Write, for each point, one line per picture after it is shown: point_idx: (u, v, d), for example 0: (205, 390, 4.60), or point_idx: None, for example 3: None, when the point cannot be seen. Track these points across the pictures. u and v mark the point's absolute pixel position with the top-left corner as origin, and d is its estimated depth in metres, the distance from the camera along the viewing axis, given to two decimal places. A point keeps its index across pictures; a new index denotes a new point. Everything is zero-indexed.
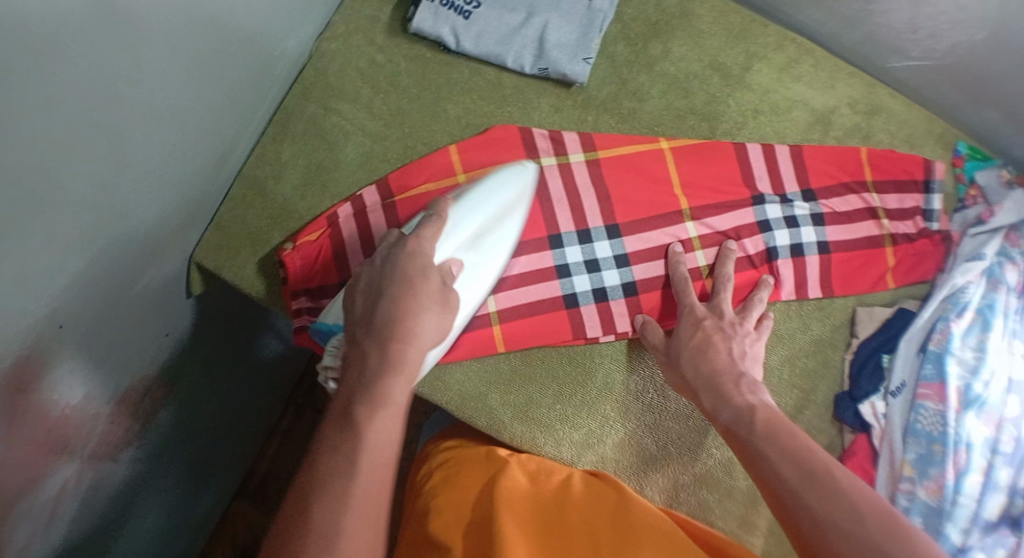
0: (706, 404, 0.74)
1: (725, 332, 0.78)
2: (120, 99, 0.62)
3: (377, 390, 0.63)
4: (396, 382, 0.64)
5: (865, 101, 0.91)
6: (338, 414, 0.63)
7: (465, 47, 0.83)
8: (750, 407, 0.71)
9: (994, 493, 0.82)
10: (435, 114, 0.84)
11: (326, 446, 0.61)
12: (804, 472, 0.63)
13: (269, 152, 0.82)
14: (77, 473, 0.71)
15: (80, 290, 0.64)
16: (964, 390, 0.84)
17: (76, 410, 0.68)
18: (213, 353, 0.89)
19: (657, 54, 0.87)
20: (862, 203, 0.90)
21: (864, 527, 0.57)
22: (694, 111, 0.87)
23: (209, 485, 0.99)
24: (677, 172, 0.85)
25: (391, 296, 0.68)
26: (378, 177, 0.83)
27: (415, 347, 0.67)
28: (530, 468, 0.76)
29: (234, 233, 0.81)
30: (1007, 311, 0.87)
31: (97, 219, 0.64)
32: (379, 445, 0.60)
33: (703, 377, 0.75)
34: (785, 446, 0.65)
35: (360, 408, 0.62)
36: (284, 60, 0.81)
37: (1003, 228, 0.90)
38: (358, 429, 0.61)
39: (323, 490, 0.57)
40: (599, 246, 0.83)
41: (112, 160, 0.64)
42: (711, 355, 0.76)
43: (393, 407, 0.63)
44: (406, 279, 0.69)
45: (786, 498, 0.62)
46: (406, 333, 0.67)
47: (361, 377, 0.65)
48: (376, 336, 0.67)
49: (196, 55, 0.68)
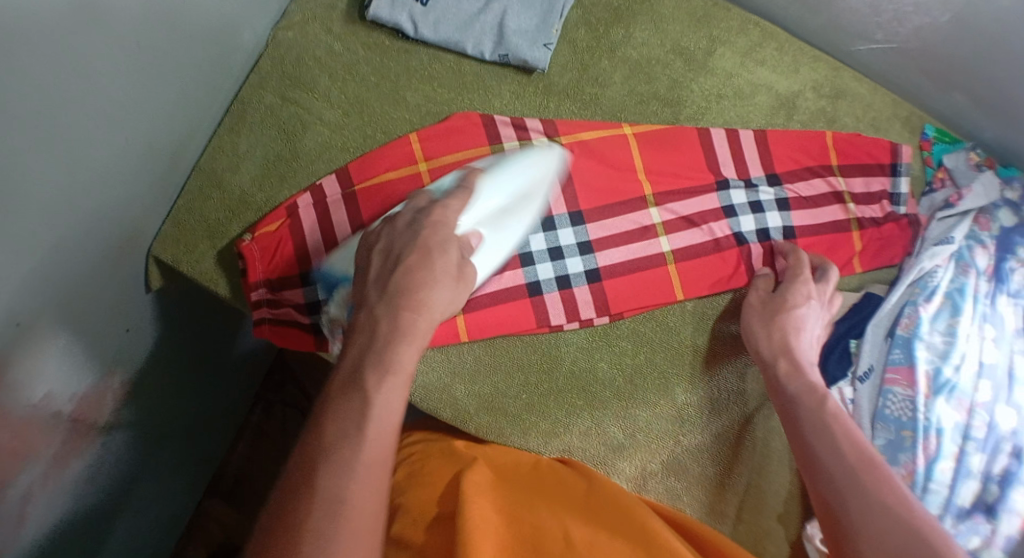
0: (780, 369, 0.77)
1: (812, 308, 0.80)
2: (69, 91, 0.61)
3: (388, 357, 0.62)
4: (403, 351, 0.63)
5: (830, 84, 0.90)
6: (344, 380, 0.61)
7: (423, 34, 0.82)
8: (816, 389, 0.74)
9: (967, 480, 0.81)
10: (395, 102, 0.83)
11: (332, 411, 0.59)
12: (862, 456, 0.66)
13: (227, 143, 0.81)
14: (42, 474, 0.69)
15: (38, 288, 0.63)
16: (933, 375, 0.83)
17: (37, 410, 0.66)
18: (176, 349, 0.87)
19: (619, 39, 0.86)
20: (827, 187, 0.89)
21: (917, 519, 0.60)
22: (657, 97, 0.86)
23: (179, 483, 0.98)
24: (640, 158, 0.84)
25: (409, 263, 0.67)
26: (335, 167, 0.81)
27: (425, 317, 0.66)
28: (498, 460, 0.76)
29: (191, 225, 0.79)
30: (976, 295, 0.86)
31: (52, 214, 0.62)
32: (387, 414, 0.59)
33: (780, 345, 0.78)
34: (847, 431, 0.69)
35: (369, 375, 0.61)
36: (241, 48, 0.80)
37: (973, 210, 0.90)
38: (366, 395, 0.60)
39: (333, 457, 0.56)
40: (563, 234, 0.82)
41: (64, 154, 0.62)
42: (795, 333, 0.78)
43: (399, 376, 0.61)
44: (433, 252, 0.68)
45: (841, 484, 0.65)
46: (419, 301, 0.66)
47: (368, 342, 0.63)
48: (386, 323, 0.64)
49: (148, 45, 0.67)
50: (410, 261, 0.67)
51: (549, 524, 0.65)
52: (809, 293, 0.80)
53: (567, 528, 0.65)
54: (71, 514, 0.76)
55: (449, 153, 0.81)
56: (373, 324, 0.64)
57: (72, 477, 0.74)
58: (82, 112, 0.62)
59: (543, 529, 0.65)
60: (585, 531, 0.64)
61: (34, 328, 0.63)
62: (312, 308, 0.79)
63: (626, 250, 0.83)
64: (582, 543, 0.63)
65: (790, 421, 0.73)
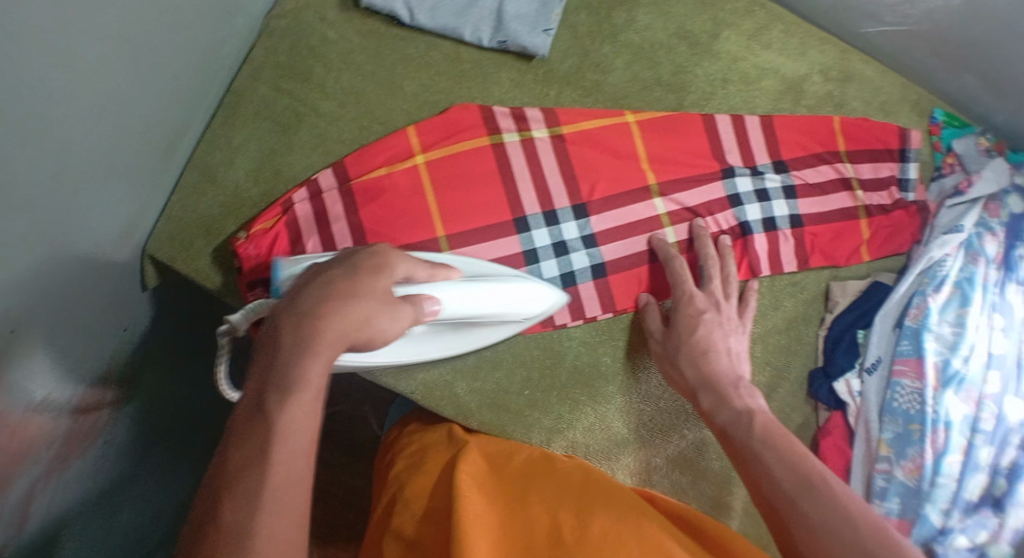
0: (703, 404, 0.73)
1: (723, 326, 0.77)
2: (60, 98, 0.59)
3: (292, 373, 0.53)
4: (316, 360, 0.54)
5: (838, 67, 0.88)
6: (250, 405, 0.54)
7: (419, 21, 0.80)
8: (748, 410, 0.69)
9: (974, 473, 0.80)
10: (391, 91, 0.81)
11: (237, 437, 0.53)
12: (800, 481, 0.60)
13: (220, 137, 0.79)
14: (43, 475, 0.68)
15: (35, 299, 0.61)
16: (942, 366, 0.82)
17: (37, 411, 0.64)
18: (173, 346, 0.85)
19: (621, 23, 0.84)
20: (835, 173, 0.87)
21: (861, 538, 0.55)
22: (660, 82, 0.84)
23: (185, 475, 0.97)
24: (643, 147, 0.82)
25: (341, 283, 0.58)
26: (333, 161, 0.80)
27: (346, 328, 0.56)
28: (490, 450, 0.74)
29: (185, 222, 0.77)
30: (986, 284, 0.84)
31: (46, 221, 0.61)
32: (301, 434, 0.52)
33: (702, 376, 0.74)
34: (781, 451, 0.63)
35: (271, 398, 0.53)
36: (233, 39, 0.78)
37: (983, 196, 0.88)
38: (272, 418, 0.52)
39: (239, 497, 0.50)
40: (566, 227, 0.80)
41: (54, 161, 0.60)
42: (711, 356, 0.75)
43: (309, 391, 0.53)
44: (363, 269, 0.59)
45: (781, 506, 0.60)
46: (349, 307, 0.57)
47: (279, 351, 0.55)
48: (294, 328, 0.55)
49: (138, 44, 0.65)
50: (331, 277, 0.58)
51: (540, 519, 0.65)
52: (704, 304, 0.78)
53: (558, 524, 0.64)
54: (73, 515, 0.75)
55: (447, 143, 0.80)
56: (276, 336, 0.56)
57: (75, 476, 0.74)
58: (70, 114, 0.60)
59: (534, 527, 0.64)
60: (575, 524, 0.63)
61: (32, 338, 0.62)
62: None
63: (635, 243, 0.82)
64: (572, 538, 0.61)
65: (727, 451, 0.68)
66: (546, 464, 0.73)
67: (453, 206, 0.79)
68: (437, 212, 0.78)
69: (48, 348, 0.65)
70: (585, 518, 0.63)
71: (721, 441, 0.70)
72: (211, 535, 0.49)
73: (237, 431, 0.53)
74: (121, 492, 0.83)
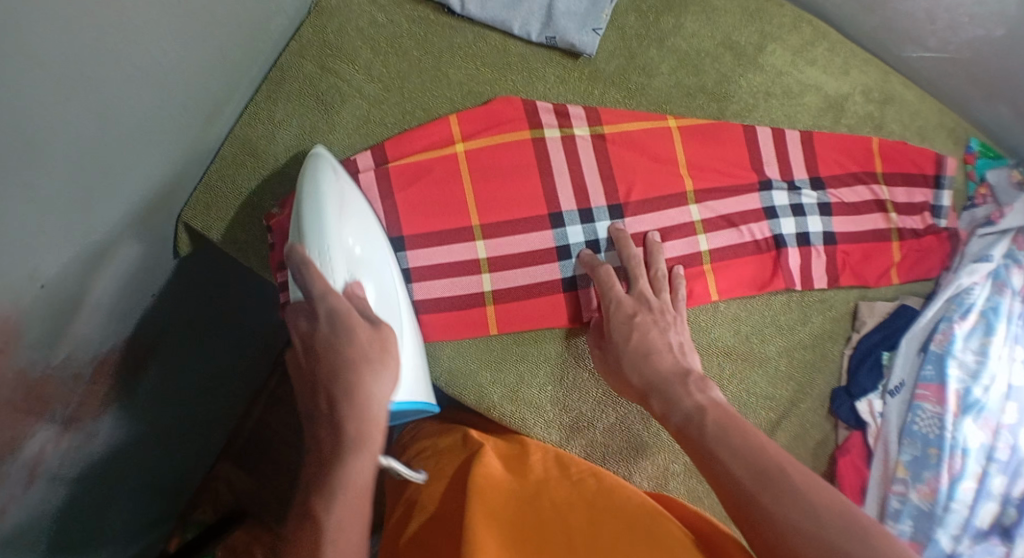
0: (655, 408, 0.71)
1: (659, 323, 0.75)
2: (102, 54, 0.59)
3: (334, 477, 0.63)
4: (359, 459, 0.64)
5: (879, 89, 0.89)
6: (299, 516, 0.63)
7: (469, 11, 0.81)
8: (701, 407, 0.68)
9: (986, 501, 0.80)
10: (435, 79, 0.81)
11: (294, 545, 0.61)
12: (754, 472, 0.60)
13: (262, 111, 0.79)
14: (56, 435, 0.68)
15: (62, 254, 0.61)
16: (963, 393, 0.82)
17: (55, 371, 0.65)
18: (196, 316, 0.85)
19: (669, 28, 0.84)
20: (870, 194, 0.87)
21: (823, 524, 0.55)
22: (704, 90, 0.84)
23: (194, 447, 0.97)
24: (683, 152, 0.82)
25: (350, 379, 0.65)
26: (373, 143, 0.80)
27: (370, 423, 0.65)
28: (506, 453, 0.75)
29: (222, 193, 0.77)
30: (1011, 315, 0.85)
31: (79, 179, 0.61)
32: (360, 483, 0.63)
33: (647, 380, 0.72)
34: (737, 446, 0.63)
35: (317, 502, 0.62)
36: (283, 14, 0.78)
37: (1012, 229, 0.87)
38: (321, 522, 0.60)
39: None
40: (601, 226, 0.80)
41: (97, 116, 0.60)
42: (655, 358, 0.72)
43: (354, 486, 0.63)
44: (348, 331, 0.66)
45: (741, 499, 0.59)
46: (363, 398, 0.65)
47: (325, 459, 0.64)
48: (334, 439, 0.65)
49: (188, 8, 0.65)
50: (342, 349, 0.66)
51: (546, 518, 0.66)
52: (635, 307, 0.76)
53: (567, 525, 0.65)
54: (83, 475, 0.75)
55: (489, 134, 0.80)
56: (320, 448, 0.66)
57: (88, 440, 0.74)
58: (111, 75, 0.60)
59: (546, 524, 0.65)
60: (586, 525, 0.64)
61: (56, 293, 0.62)
62: None
63: (674, 248, 0.81)
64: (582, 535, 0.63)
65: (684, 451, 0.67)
66: (558, 469, 0.73)
67: (489, 197, 0.79)
68: (474, 202, 0.78)
69: (73, 305, 0.65)
70: (595, 524, 0.64)
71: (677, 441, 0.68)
72: None
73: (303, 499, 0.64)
74: (133, 458, 0.83)
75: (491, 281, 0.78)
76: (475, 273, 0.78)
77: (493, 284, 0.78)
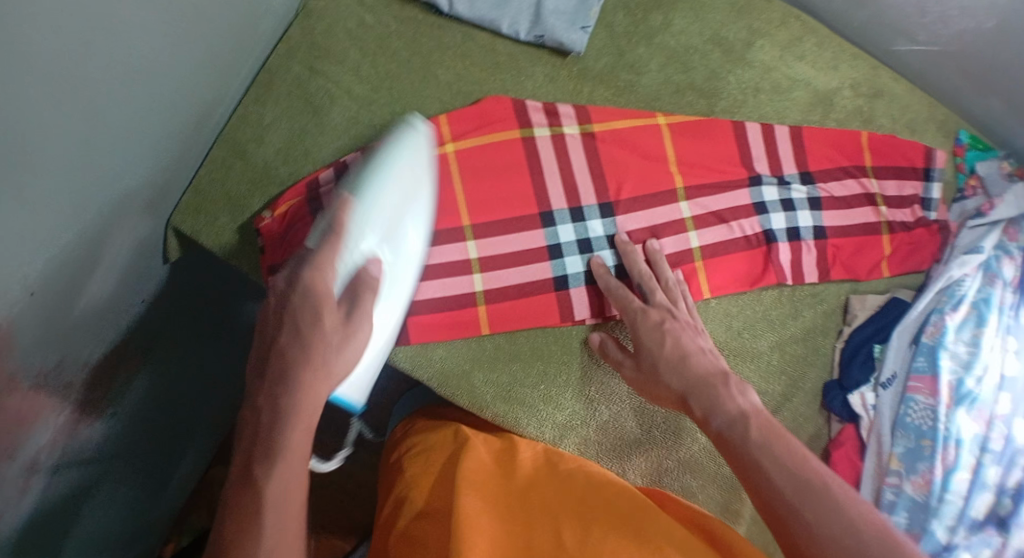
0: (696, 412, 0.68)
1: (687, 329, 0.74)
2: (91, 62, 0.58)
3: (271, 450, 0.58)
4: (295, 432, 0.58)
5: (868, 83, 0.89)
6: (240, 470, 0.58)
7: (457, 11, 0.81)
8: (743, 413, 0.65)
9: (981, 491, 0.80)
10: (424, 79, 0.81)
11: (234, 511, 0.57)
12: (798, 483, 0.58)
13: (251, 114, 0.79)
14: (49, 443, 0.68)
15: (54, 261, 0.61)
16: (956, 385, 0.82)
17: (47, 379, 0.65)
18: (188, 320, 0.85)
19: (658, 25, 0.84)
20: (860, 188, 0.87)
21: (863, 543, 0.54)
22: (693, 87, 0.84)
23: (189, 453, 0.96)
24: (673, 150, 0.82)
25: (297, 354, 0.59)
26: (364, 144, 0.80)
27: (312, 402, 0.59)
28: (495, 451, 0.75)
29: (213, 198, 0.78)
30: (1002, 306, 0.85)
31: (72, 184, 0.61)
32: (296, 452, 0.58)
33: (688, 381, 0.70)
34: (779, 456, 0.61)
35: (256, 468, 0.57)
36: (270, 17, 0.78)
37: (1003, 221, 0.88)
38: (260, 486, 0.57)
39: (239, 552, 0.55)
40: (592, 225, 0.81)
41: (87, 123, 0.60)
42: (693, 359, 0.71)
43: (291, 460, 0.58)
44: (306, 313, 0.60)
45: (781, 511, 0.58)
46: (308, 376, 0.59)
47: (258, 431, 0.59)
48: (270, 408, 0.59)
49: (174, 13, 0.65)
50: (293, 329, 0.59)
51: (540, 527, 0.64)
52: (661, 315, 0.75)
53: (559, 524, 0.64)
54: (78, 480, 0.75)
55: (479, 134, 0.80)
56: (255, 416, 0.60)
57: (81, 447, 0.73)
58: (97, 80, 0.59)
59: (537, 526, 0.65)
60: (576, 533, 0.63)
61: (49, 301, 0.62)
62: None
63: (666, 246, 0.81)
64: (572, 544, 0.62)
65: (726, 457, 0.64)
66: (547, 469, 0.72)
67: (480, 196, 0.79)
68: (465, 203, 0.79)
69: (61, 315, 0.64)
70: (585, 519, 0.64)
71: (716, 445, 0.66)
72: None
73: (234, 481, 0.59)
74: (126, 465, 0.83)
75: (482, 281, 0.78)
76: (466, 273, 0.78)
77: (484, 284, 0.78)
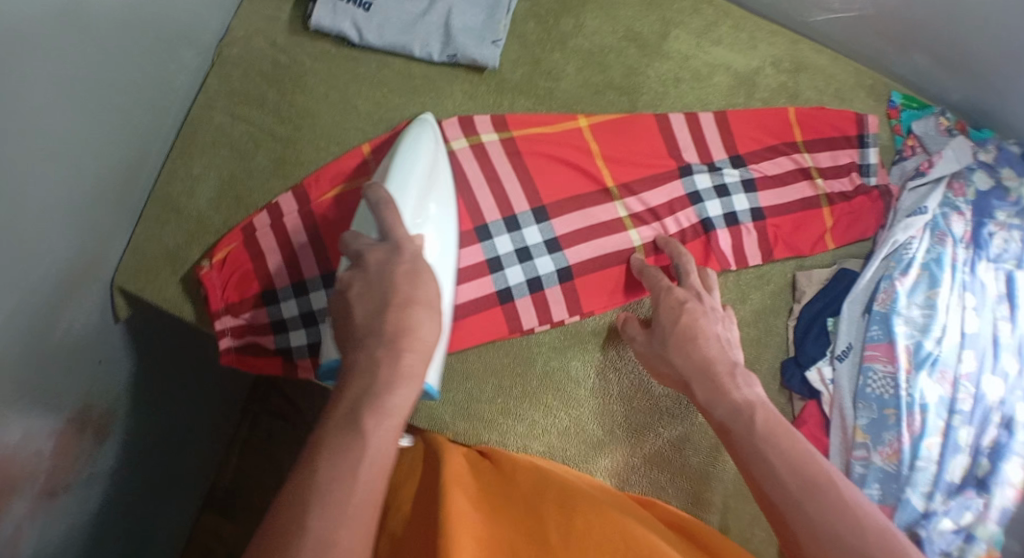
0: (699, 397, 0.70)
1: (709, 314, 0.75)
2: (34, 128, 0.59)
3: (381, 398, 0.56)
4: (397, 390, 0.57)
5: (789, 59, 0.90)
6: (338, 421, 0.55)
7: (368, 41, 0.82)
8: (748, 403, 0.66)
9: (955, 454, 0.80)
10: (346, 111, 0.82)
11: (329, 451, 0.53)
12: (806, 483, 0.58)
13: (179, 167, 0.79)
14: (29, 513, 0.67)
15: (14, 322, 0.62)
16: (914, 349, 0.81)
17: (18, 451, 0.64)
18: (148, 376, 0.85)
19: (570, 29, 0.86)
20: (793, 163, 0.88)
21: (868, 545, 0.53)
22: (612, 85, 0.86)
23: (171, 508, 0.96)
24: (597, 146, 0.83)
25: (407, 313, 0.60)
26: (291, 184, 0.80)
27: (421, 355, 0.59)
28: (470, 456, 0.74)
29: (154, 256, 0.77)
30: (955, 264, 0.84)
31: (29, 247, 0.62)
32: (391, 422, 0.55)
33: (695, 365, 0.71)
34: (786, 451, 0.61)
35: (365, 416, 0.55)
36: (188, 69, 0.78)
37: (945, 176, 0.88)
38: (362, 435, 0.54)
39: (328, 493, 0.51)
40: (528, 233, 0.81)
41: (35, 189, 0.61)
42: (700, 343, 0.72)
43: (392, 419, 0.56)
44: (415, 278, 0.63)
45: (785, 508, 0.58)
46: (411, 331, 0.60)
47: (357, 387, 0.57)
48: (381, 357, 0.58)
49: (103, 68, 0.65)
50: (405, 293, 0.61)
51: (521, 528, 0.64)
52: (684, 296, 0.76)
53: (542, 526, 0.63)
54: (67, 544, 0.74)
55: None
56: (351, 372, 0.58)
57: (63, 513, 0.73)
58: (43, 143, 0.60)
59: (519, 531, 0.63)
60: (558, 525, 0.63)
61: (9, 365, 0.62)
62: (276, 327, 0.77)
63: (584, 252, 0.81)
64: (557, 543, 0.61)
65: (728, 450, 0.65)
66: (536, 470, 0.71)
67: None
68: None
69: (19, 385, 0.63)
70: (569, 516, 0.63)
71: (721, 438, 0.66)
72: (286, 555, 0.48)
73: (326, 438, 0.54)
74: (119, 526, 0.84)
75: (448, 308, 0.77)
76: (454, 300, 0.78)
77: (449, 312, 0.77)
